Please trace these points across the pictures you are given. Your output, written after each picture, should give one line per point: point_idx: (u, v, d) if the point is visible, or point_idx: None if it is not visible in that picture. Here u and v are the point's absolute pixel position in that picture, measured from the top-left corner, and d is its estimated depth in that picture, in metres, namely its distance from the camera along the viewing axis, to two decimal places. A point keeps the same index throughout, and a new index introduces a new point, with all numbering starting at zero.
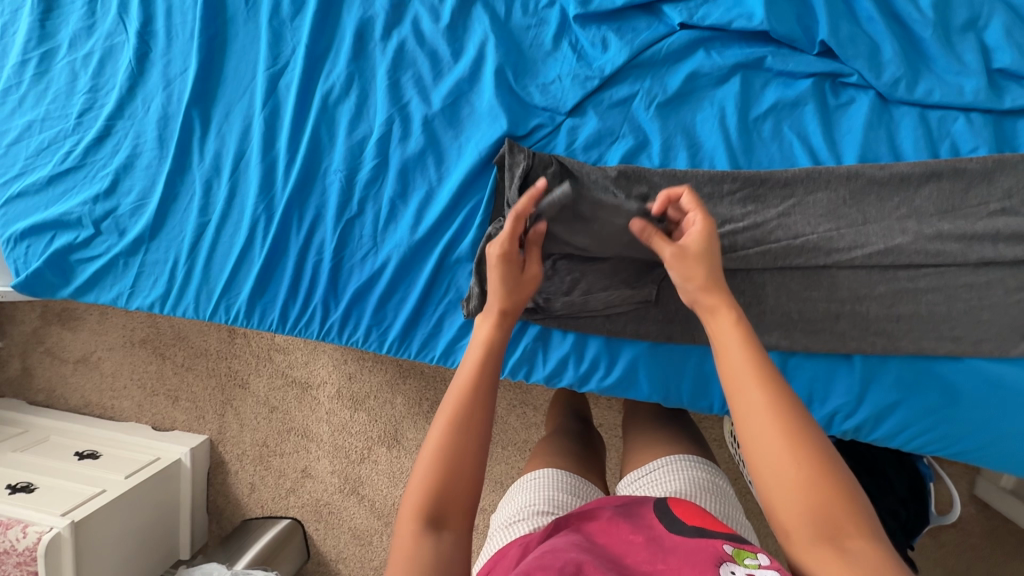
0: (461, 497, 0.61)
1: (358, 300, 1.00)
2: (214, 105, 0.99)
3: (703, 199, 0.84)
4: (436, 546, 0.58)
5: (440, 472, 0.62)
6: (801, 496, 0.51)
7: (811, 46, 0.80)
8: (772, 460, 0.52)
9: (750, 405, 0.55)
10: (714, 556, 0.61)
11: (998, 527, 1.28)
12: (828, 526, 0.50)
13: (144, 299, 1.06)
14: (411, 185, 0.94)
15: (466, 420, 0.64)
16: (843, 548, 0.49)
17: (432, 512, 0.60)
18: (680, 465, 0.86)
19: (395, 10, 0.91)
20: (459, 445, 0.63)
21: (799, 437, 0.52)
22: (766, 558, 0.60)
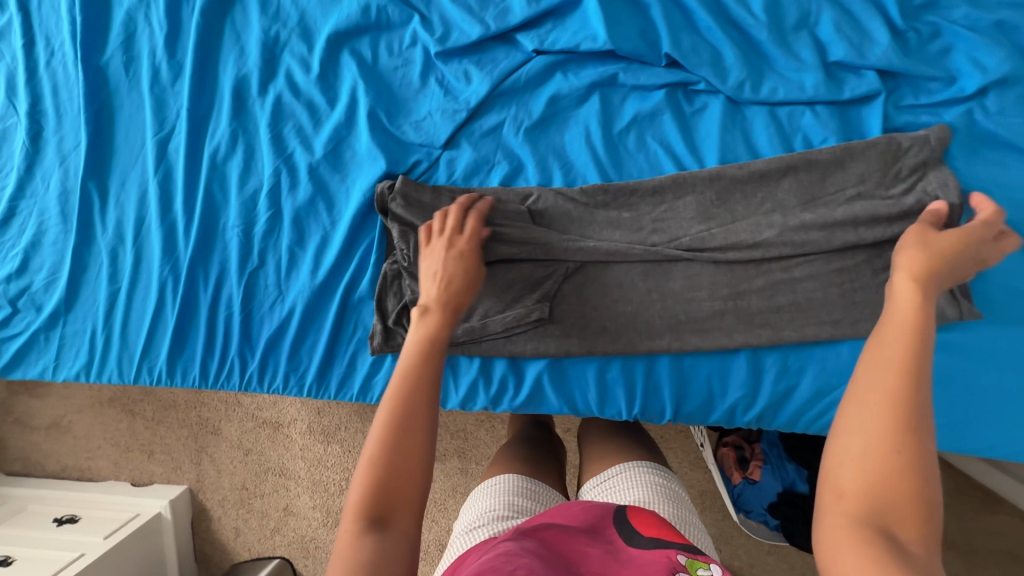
0: (407, 495, 0.60)
1: (273, 348, 1.01)
2: (109, 176, 1.01)
3: (581, 211, 0.86)
4: (377, 544, 0.56)
5: (381, 466, 0.60)
6: (879, 474, 0.49)
7: (659, 58, 0.83)
8: (851, 440, 0.51)
9: (874, 381, 0.53)
10: (667, 567, 0.62)
11: (963, 486, 1.27)
12: (886, 512, 0.48)
13: (69, 370, 1.07)
14: (306, 232, 0.96)
15: (407, 418, 0.62)
16: (894, 540, 0.46)
17: (375, 511, 0.58)
18: (638, 471, 0.86)
19: (268, 65, 0.94)
20: (399, 439, 0.61)
21: (912, 425, 0.50)
22: (717, 569, 0.62)
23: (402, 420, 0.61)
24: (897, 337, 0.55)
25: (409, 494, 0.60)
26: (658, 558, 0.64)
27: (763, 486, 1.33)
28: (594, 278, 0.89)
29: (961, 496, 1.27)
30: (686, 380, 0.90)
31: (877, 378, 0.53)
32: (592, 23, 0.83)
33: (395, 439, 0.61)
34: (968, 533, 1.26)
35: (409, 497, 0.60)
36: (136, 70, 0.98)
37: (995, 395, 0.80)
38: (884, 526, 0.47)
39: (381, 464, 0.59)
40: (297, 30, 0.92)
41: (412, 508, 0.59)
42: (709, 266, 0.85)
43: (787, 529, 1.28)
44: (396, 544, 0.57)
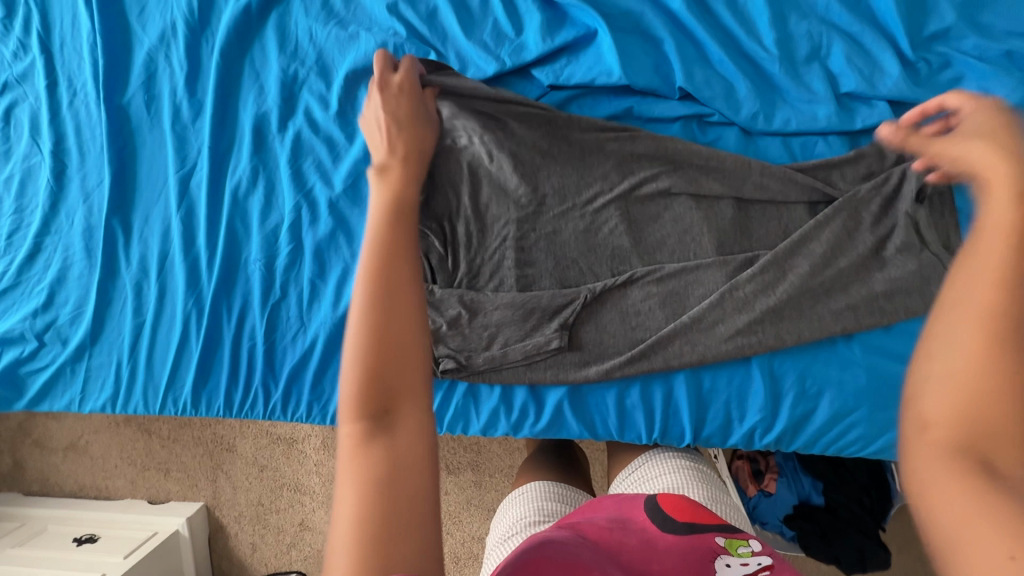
0: (411, 376, 0.50)
1: (296, 379, 1.03)
2: (132, 212, 1.04)
3: (600, 236, 0.89)
4: (389, 443, 0.47)
5: (375, 347, 0.50)
6: (978, 395, 0.40)
7: (673, 91, 0.85)
8: (944, 361, 0.42)
9: (969, 295, 0.44)
10: (709, 550, 0.63)
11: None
12: (979, 437, 0.40)
13: (96, 402, 1.09)
14: (327, 264, 0.98)
15: (387, 304, 0.52)
16: (994, 471, 0.39)
17: (378, 405, 0.49)
18: (663, 460, 0.92)
19: (287, 103, 0.96)
20: (388, 315, 0.51)
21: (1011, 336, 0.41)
22: (756, 544, 0.65)
23: (383, 304, 0.52)
24: (992, 248, 0.47)
25: (408, 383, 0.50)
26: (699, 543, 0.64)
27: (778, 499, 1.33)
28: (612, 304, 0.90)
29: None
30: (705, 404, 0.91)
31: (970, 293, 0.44)
32: (606, 58, 0.84)
33: (379, 319, 0.51)
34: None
35: (413, 383, 0.50)
36: (158, 108, 1.00)
37: None
38: (982, 455, 0.39)
39: (366, 359, 0.50)
40: (315, 68, 0.94)
41: (417, 395, 0.50)
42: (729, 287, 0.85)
43: (801, 541, 1.28)
44: (408, 441, 0.47)
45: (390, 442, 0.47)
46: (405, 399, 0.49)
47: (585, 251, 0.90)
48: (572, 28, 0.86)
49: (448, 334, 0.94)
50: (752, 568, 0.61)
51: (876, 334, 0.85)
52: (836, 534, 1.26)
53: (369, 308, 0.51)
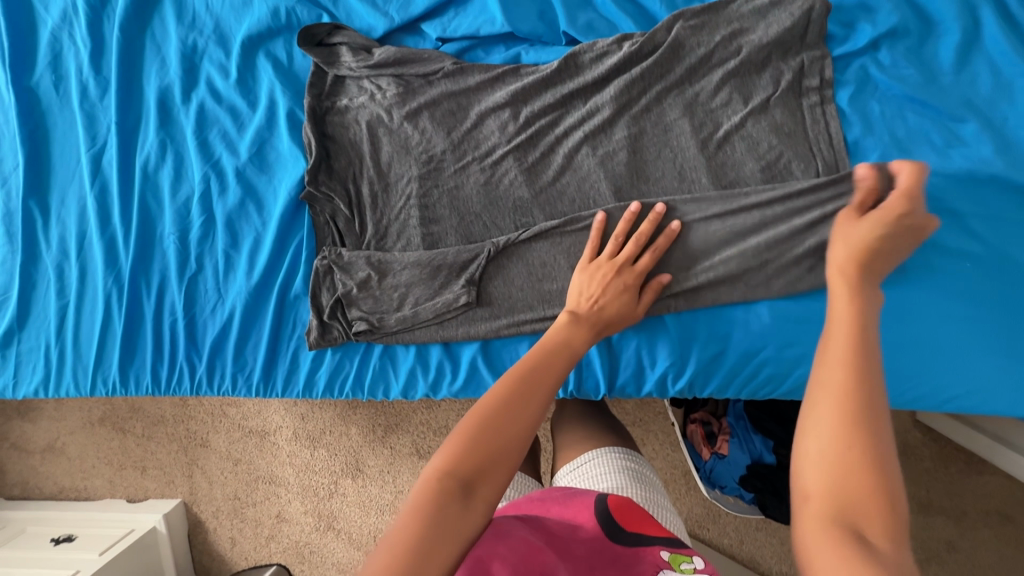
0: (499, 472, 0.60)
1: (219, 351, 1.03)
2: (49, 194, 1.04)
3: (502, 189, 0.89)
4: (461, 507, 0.56)
5: (487, 435, 0.61)
6: (837, 465, 0.48)
7: (558, 37, 0.85)
8: (811, 434, 0.50)
9: (824, 379, 0.52)
10: (653, 566, 0.64)
11: (947, 446, 1.22)
12: (849, 508, 0.46)
13: (29, 386, 1.10)
14: (239, 233, 0.99)
15: (514, 406, 0.64)
16: (864, 540, 0.44)
17: (467, 477, 0.58)
18: (609, 458, 0.97)
19: (189, 74, 0.96)
20: (511, 420, 0.63)
21: (859, 413, 0.50)
22: (700, 562, 0.65)
23: (518, 404, 0.64)
24: (839, 338, 0.55)
25: (496, 481, 0.60)
26: (642, 556, 0.66)
27: (732, 460, 1.33)
28: (516, 257, 0.90)
29: (945, 460, 1.23)
30: (616, 353, 0.91)
31: (825, 375, 0.53)
32: (489, 7, 0.85)
33: (507, 414, 0.63)
34: (955, 496, 1.22)
35: (493, 485, 0.59)
36: (66, 89, 1.00)
37: (936, 356, 0.77)
38: (851, 522, 0.45)
39: (474, 440, 0.61)
40: (214, 37, 0.95)
41: (493, 494, 0.59)
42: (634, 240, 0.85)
43: (759, 501, 1.28)
44: (474, 519, 0.56)
45: (461, 511, 0.56)
46: (486, 488, 0.59)
47: (487, 204, 0.90)
48: None
49: (359, 296, 0.94)
50: None
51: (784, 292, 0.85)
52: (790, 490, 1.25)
53: (495, 397, 0.64)
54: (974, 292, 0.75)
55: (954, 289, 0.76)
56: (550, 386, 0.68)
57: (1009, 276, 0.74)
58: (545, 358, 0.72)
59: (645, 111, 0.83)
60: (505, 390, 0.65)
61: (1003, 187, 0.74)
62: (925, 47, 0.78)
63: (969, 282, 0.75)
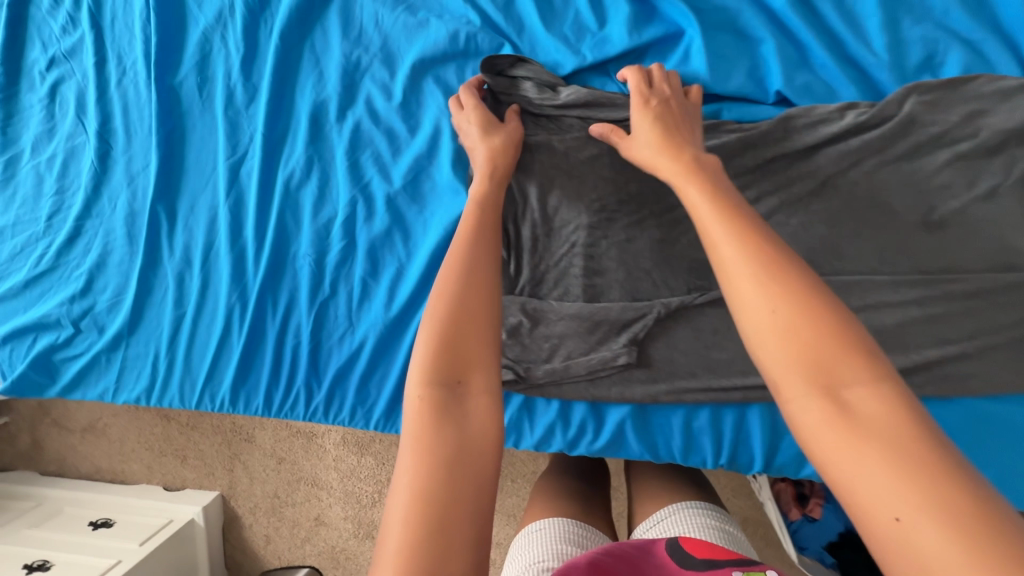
0: (475, 347, 0.54)
1: (340, 380, 0.98)
2: (178, 199, 0.99)
3: (681, 248, 0.84)
4: (457, 407, 0.52)
5: (449, 322, 0.55)
6: (791, 338, 0.42)
7: (767, 96, 0.79)
8: (748, 315, 0.44)
9: (729, 283, 0.46)
10: None
11: None
12: (823, 372, 0.41)
13: (130, 394, 1.05)
14: (380, 263, 0.93)
15: (466, 283, 0.58)
16: (841, 403, 0.39)
17: (447, 373, 0.53)
18: (686, 513, 0.79)
19: (347, 91, 0.90)
20: (464, 295, 0.56)
21: (783, 289, 0.44)
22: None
23: (465, 275, 0.58)
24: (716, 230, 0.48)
25: (476, 358, 0.54)
26: None
27: (823, 525, 1.19)
28: (685, 321, 0.84)
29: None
30: (779, 433, 0.85)
31: (729, 269, 0.46)
32: (696, 58, 0.78)
33: (459, 289, 0.57)
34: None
35: (481, 360, 0.54)
36: (210, 92, 0.95)
37: None
38: (830, 387, 0.40)
39: (439, 329, 0.54)
40: (380, 55, 0.89)
41: (489, 375, 0.54)
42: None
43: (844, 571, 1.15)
44: (476, 416, 0.52)
45: (459, 414, 0.52)
46: (474, 378, 0.54)
47: (658, 261, 0.84)
48: (661, 24, 0.80)
49: (507, 343, 0.89)
50: None
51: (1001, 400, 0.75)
52: None
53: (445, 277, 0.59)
54: None
55: None
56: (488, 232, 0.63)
57: None
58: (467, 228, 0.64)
59: (859, 184, 0.76)
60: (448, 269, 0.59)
61: None
62: None
63: None
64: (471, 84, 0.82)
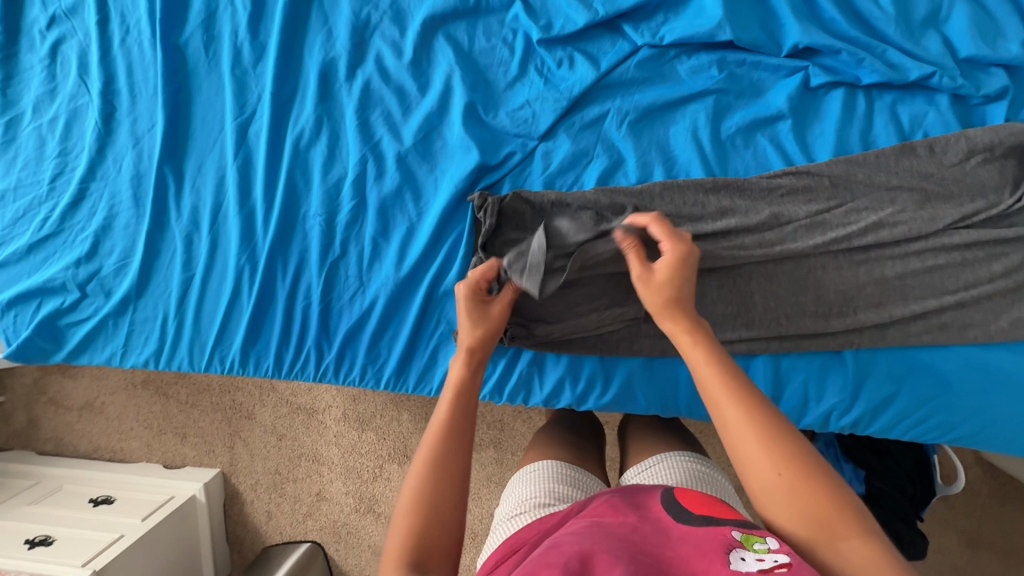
0: (439, 547, 0.59)
1: (351, 340, 1.00)
2: (185, 160, 0.99)
3: (692, 199, 0.83)
4: None
5: (423, 521, 0.59)
6: (790, 496, 0.55)
7: (779, 49, 0.80)
8: (756, 470, 0.57)
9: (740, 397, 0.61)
10: (724, 544, 0.56)
11: (1006, 486, 1.32)
12: (822, 527, 0.53)
13: (138, 357, 1.05)
14: (391, 223, 0.94)
15: (440, 470, 0.63)
16: (823, 528, 0.53)
17: (415, 557, 0.57)
18: (676, 461, 0.82)
19: (357, 48, 0.90)
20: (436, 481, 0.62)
21: (794, 457, 0.56)
22: (776, 542, 0.55)
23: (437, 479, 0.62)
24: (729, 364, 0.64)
25: (443, 548, 0.59)
26: (712, 535, 0.58)
27: None
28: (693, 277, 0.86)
29: (1002, 496, 1.33)
30: (782, 384, 0.88)
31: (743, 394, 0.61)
32: (709, 10, 0.79)
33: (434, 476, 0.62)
34: (1006, 533, 1.32)
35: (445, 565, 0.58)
36: (217, 51, 0.95)
37: None
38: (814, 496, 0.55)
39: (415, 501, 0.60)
40: (390, 12, 0.89)
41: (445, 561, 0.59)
42: (819, 269, 0.82)
43: None
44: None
45: None
46: (434, 557, 0.58)
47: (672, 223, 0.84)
48: None
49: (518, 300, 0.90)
50: (768, 565, 0.52)
51: (978, 349, 0.81)
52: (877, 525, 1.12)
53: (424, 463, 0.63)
54: None
55: None
56: (471, 418, 0.67)
57: None
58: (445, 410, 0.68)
59: (854, 169, 0.79)
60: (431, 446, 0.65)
61: None
62: None
63: None
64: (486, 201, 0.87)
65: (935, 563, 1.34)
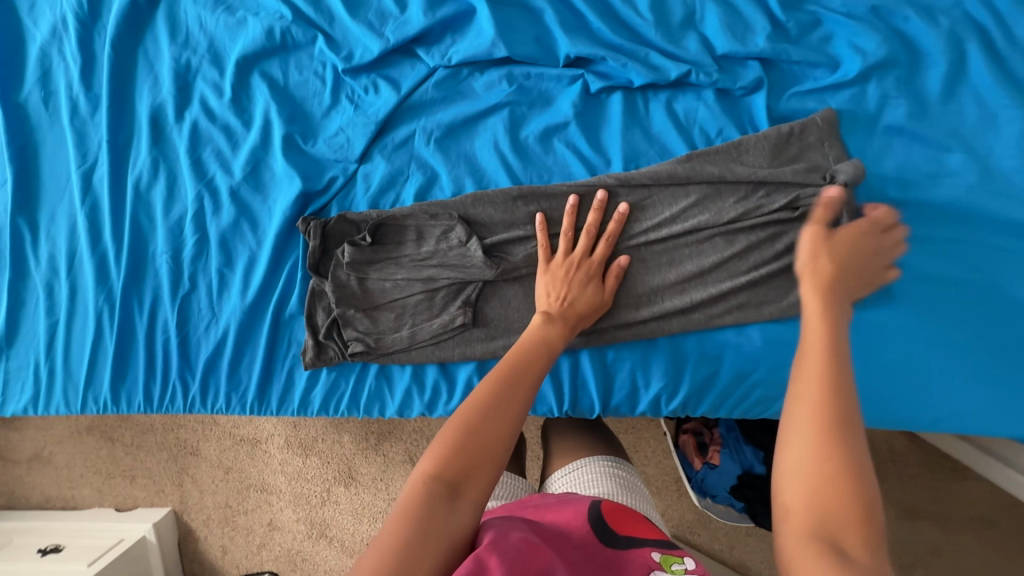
0: (482, 471, 0.61)
1: (212, 369, 1.03)
2: (38, 212, 1.02)
3: (502, 209, 0.88)
4: (452, 507, 0.57)
5: (469, 444, 0.62)
6: (817, 493, 0.52)
7: (556, 60, 0.85)
8: (793, 454, 0.55)
9: (798, 393, 0.58)
10: (644, 566, 0.64)
11: (932, 454, 1.32)
12: (831, 524, 0.51)
13: (17, 404, 1.08)
14: (233, 253, 0.98)
15: (496, 409, 0.65)
16: (840, 551, 0.48)
17: (452, 476, 0.59)
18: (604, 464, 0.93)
19: (182, 92, 0.95)
20: (488, 417, 0.64)
21: (835, 452, 0.53)
22: (690, 562, 0.65)
23: (489, 411, 0.64)
24: (813, 349, 0.61)
25: (485, 478, 0.61)
26: (635, 557, 0.66)
27: (722, 471, 1.27)
28: (513, 279, 0.90)
29: (932, 465, 1.33)
30: (610, 374, 0.92)
31: (801, 390, 0.58)
32: (485, 30, 0.84)
33: (487, 409, 0.65)
34: (941, 499, 1.32)
35: (480, 489, 0.60)
36: (55, 105, 0.99)
37: (940, 376, 0.79)
38: (831, 537, 0.50)
39: (461, 430, 0.62)
40: (207, 56, 0.94)
41: (482, 487, 0.60)
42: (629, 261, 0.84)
43: (749, 511, 1.23)
44: (465, 514, 0.58)
45: (449, 507, 0.57)
46: (472, 487, 0.60)
47: (488, 231, 0.89)
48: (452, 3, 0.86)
49: (357, 316, 0.93)
50: None
51: (780, 325, 0.86)
52: None
53: (509, 386, 0.67)
54: (963, 316, 0.78)
55: (952, 314, 0.78)
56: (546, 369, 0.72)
57: (996, 303, 0.77)
58: (524, 351, 0.73)
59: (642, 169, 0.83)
60: (514, 360, 0.72)
61: (991, 222, 0.78)
62: (914, 78, 0.80)
63: (948, 307, 0.78)
64: (314, 224, 0.91)
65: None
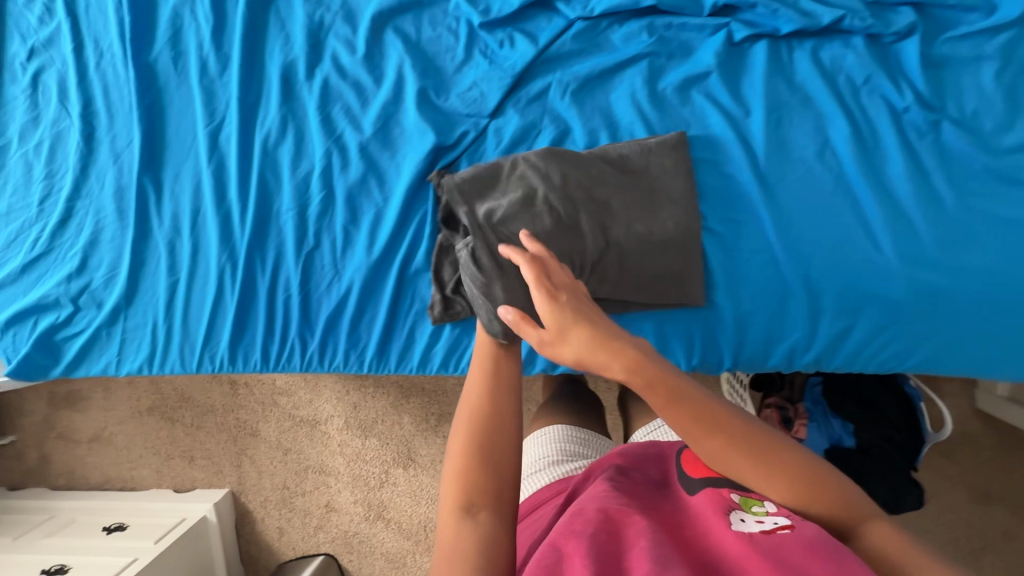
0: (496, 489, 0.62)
1: (332, 328, 1.04)
2: (163, 170, 1.04)
3: (633, 160, 0.87)
4: (476, 527, 0.59)
5: (475, 466, 0.63)
6: (826, 501, 0.58)
7: (702, 9, 0.88)
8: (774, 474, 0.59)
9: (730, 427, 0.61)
10: (721, 505, 0.58)
11: (1013, 436, 1.33)
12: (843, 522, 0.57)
13: (133, 363, 1.09)
14: (359, 210, 0.99)
15: (488, 427, 0.65)
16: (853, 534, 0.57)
17: (466, 500, 0.61)
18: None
19: (314, 50, 0.97)
20: (486, 435, 0.65)
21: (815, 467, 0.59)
22: (772, 506, 0.58)
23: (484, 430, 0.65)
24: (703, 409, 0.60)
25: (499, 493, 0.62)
26: (708, 499, 0.59)
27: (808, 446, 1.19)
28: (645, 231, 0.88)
29: (1008, 447, 1.33)
30: (743, 327, 0.90)
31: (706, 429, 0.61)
32: None
33: (480, 426, 0.65)
34: (1014, 484, 1.32)
35: (498, 505, 0.62)
36: (185, 64, 1.01)
37: None
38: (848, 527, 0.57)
39: (466, 456, 0.63)
40: (341, 14, 0.96)
41: (501, 503, 0.62)
42: (666, 205, 0.88)
43: None
44: (493, 528, 0.59)
45: (475, 530, 0.59)
46: (489, 500, 0.62)
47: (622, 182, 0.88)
48: None
49: None
50: (769, 526, 0.54)
51: (924, 271, 0.84)
52: (874, 476, 1.13)
53: (483, 384, 0.68)
54: None
55: None
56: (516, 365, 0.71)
57: None
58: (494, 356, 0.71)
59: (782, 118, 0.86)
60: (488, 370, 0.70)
61: None
62: None
63: None
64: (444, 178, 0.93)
65: (948, 522, 1.32)
